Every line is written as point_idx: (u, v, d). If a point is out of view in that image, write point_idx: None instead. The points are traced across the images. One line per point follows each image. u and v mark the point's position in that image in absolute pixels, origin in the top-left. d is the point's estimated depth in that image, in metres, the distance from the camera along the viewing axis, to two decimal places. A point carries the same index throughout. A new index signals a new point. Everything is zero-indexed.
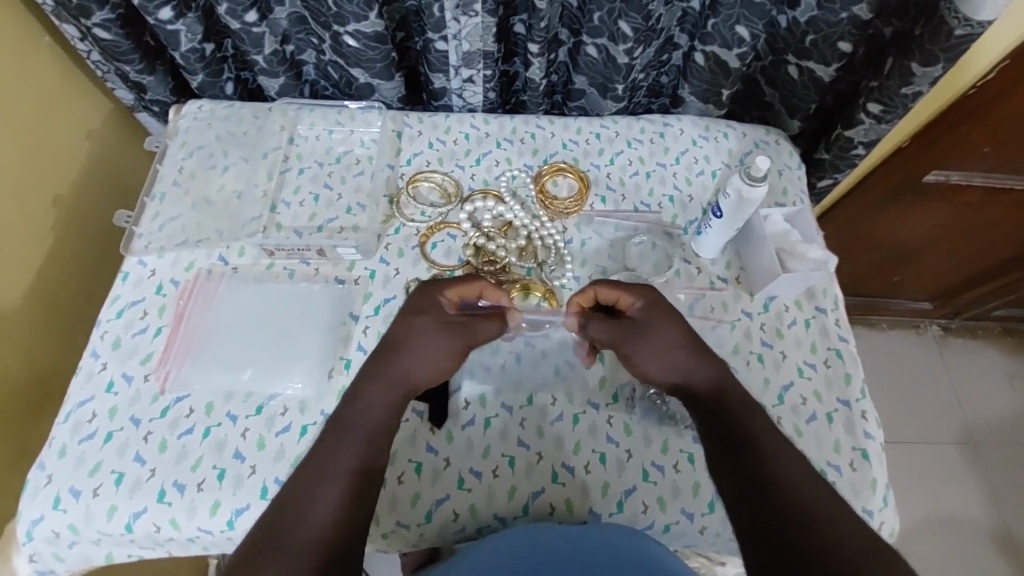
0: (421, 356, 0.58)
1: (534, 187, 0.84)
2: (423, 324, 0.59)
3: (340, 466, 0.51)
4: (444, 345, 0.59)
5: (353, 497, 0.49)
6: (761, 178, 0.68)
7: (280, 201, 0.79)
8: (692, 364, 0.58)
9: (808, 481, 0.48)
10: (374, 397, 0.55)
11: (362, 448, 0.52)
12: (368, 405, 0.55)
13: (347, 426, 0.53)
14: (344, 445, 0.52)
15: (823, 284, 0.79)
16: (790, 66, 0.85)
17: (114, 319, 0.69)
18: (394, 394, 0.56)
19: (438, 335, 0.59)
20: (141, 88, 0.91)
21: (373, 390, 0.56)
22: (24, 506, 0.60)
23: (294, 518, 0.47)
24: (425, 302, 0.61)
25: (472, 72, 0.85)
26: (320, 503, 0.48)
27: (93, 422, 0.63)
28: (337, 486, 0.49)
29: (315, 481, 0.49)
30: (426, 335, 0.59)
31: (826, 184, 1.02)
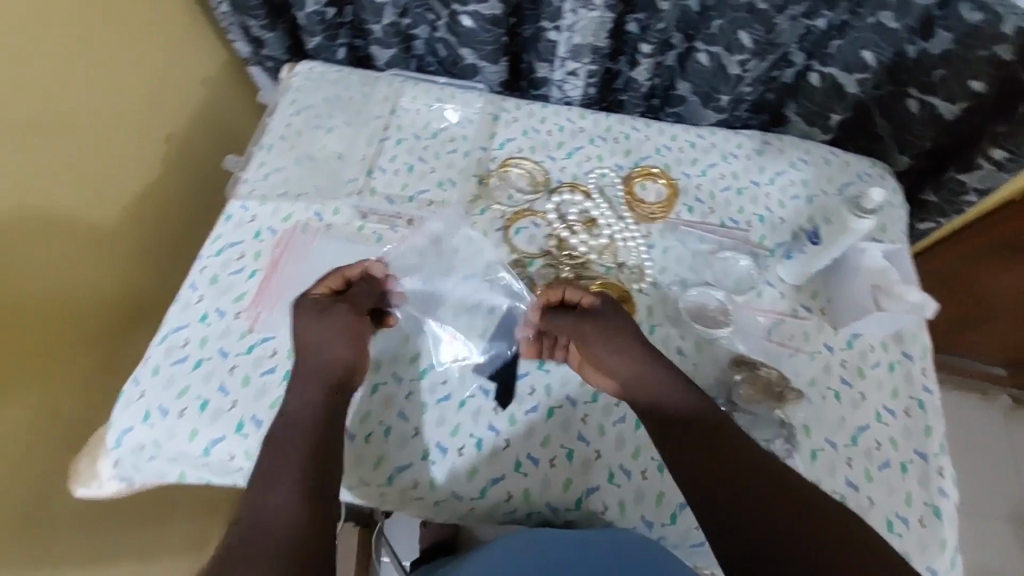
0: (336, 347, 0.63)
1: (623, 187, 0.83)
2: (311, 319, 0.64)
3: (290, 463, 0.57)
4: (348, 331, 0.64)
5: (305, 488, 0.56)
6: (870, 210, 0.68)
7: (377, 167, 0.82)
8: (665, 390, 0.63)
9: (767, 491, 0.55)
10: (312, 390, 0.62)
11: (301, 443, 0.59)
12: (305, 404, 0.61)
13: (290, 428, 0.59)
14: (293, 439, 0.59)
15: (913, 330, 0.75)
16: (911, 99, 0.81)
17: (214, 256, 0.73)
18: (328, 386, 0.62)
19: (332, 326, 0.64)
20: (259, 43, 0.96)
21: (306, 384, 0.62)
22: (116, 415, 0.65)
23: (257, 516, 0.54)
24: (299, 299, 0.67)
25: (578, 66, 0.86)
26: (277, 500, 0.55)
27: (185, 348, 0.68)
28: (293, 484, 0.56)
29: (268, 482, 0.56)
30: (319, 327, 0.64)
31: (928, 227, 0.99)
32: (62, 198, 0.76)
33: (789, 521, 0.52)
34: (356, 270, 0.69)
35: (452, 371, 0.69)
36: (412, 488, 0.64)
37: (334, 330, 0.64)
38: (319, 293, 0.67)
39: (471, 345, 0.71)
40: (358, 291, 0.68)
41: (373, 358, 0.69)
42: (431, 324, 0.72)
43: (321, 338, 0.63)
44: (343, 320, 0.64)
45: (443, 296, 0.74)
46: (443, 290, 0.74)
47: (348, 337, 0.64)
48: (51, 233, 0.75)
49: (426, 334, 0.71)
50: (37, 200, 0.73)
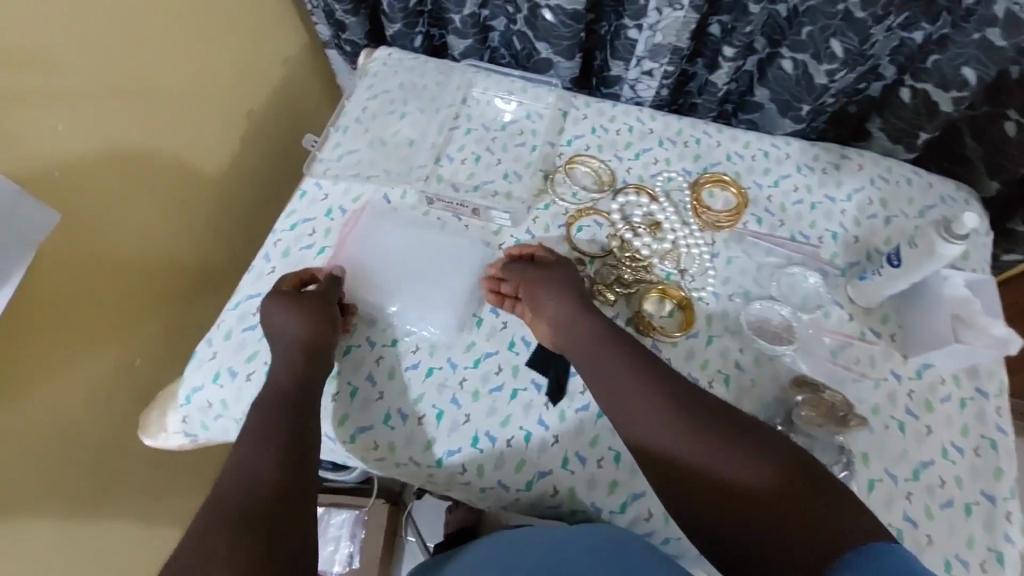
0: (295, 323, 0.64)
1: (690, 193, 0.82)
2: (272, 304, 0.66)
3: (262, 433, 0.56)
4: (305, 305, 0.65)
5: (278, 451, 0.55)
6: (961, 237, 0.61)
7: (445, 155, 0.83)
8: (632, 385, 0.60)
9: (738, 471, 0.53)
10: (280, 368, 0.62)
11: (275, 411, 0.58)
12: (280, 380, 0.61)
13: (267, 401, 0.59)
14: (264, 414, 0.58)
15: (990, 366, 0.71)
16: (1009, 121, 0.77)
17: (288, 231, 0.77)
18: (300, 360, 0.62)
19: (291, 306, 0.65)
20: (340, 27, 0.99)
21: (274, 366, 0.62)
22: (189, 373, 0.69)
23: (229, 478, 0.53)
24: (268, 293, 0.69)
25: (654, 66, 0.84)
26: (251, 465, 0.54)
27: (255, 316, 0.71)
28: (267, 448, 0.55)
29: (244, 448, 0.56)
30: (279, 310, 0.65)
31: (1014, 258, 0.94)
32: (150, 165, 0.81)
33: (779, 511, 0.49)
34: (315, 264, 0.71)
35: (506, 362, 0.70)
36: (460, 473, 0.65)
37: (292, 308, 0.65)
38: (287, 287, 0.68)
39: (527, 339, 0.71)
40: (322, 284, 0.69)
41: (429, 341, 0.70)
42: (490, 314, 0.72)
43: (281, 317, 0.64)
44: (303, 298, 0.65)
45: None
46: None
47: (308, 310, 0.64)
48: (140, 197, 0.80)
49: (483, 325, 0.72)
50: (127, 162, 0.77)
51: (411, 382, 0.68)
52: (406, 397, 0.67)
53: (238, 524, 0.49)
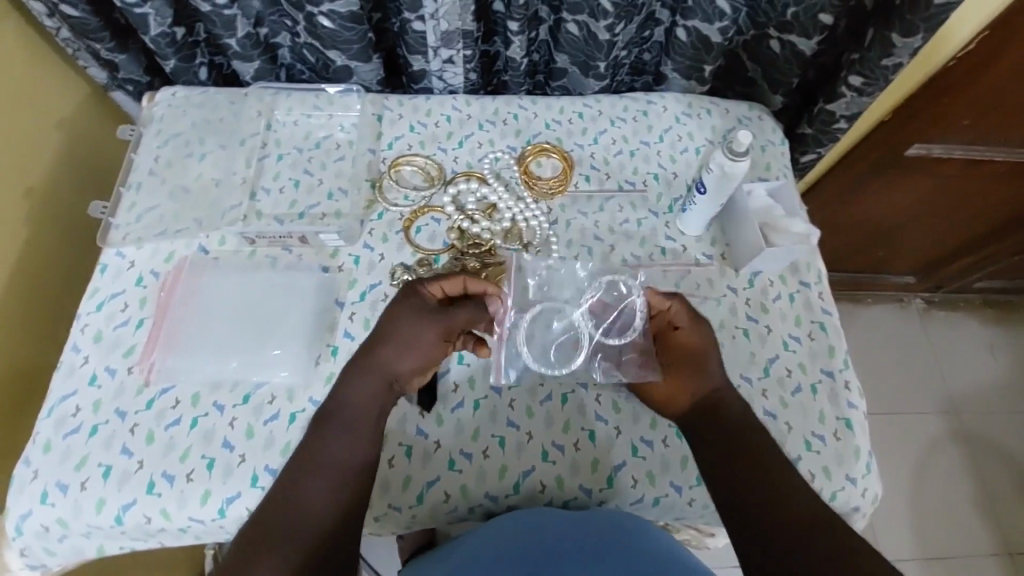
0: (409, 352, 0.59)
1: (518, 168, 0.83)
2: (404, 320, 0.59)
3: (329, 461, 0.55)
4: (429, 338, 0.59)
5: (336, 487, 0.54)
6: (742, 153, 0.69)
7: (260, 188, 0.78)
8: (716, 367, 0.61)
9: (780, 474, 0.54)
10: (371, 392, 0.58)
11: (353, 442, 0.56)
12: (355, 410, 0.57)
13: (338, 424, 0.57)
14: (336, 433, 0.56)
15: (807, 259, 0.79)
16: (772, 40, 0.85)
17: (95, 312, 0.69)
18: (377, 390, 0.58)
19: (414, 333, 0.59)
20: (113, 68, 0.90)
21: (362, 385, 0.58)
22: (11, 502, 0.60)
23: (292, 501, 0.53)
24: (406, 292, 0.62)
25: (452, 53, 0.84)
26: (311, 490, 0.53)
27: (77, 416, 0.63)
28: (331, 482, 0.54)
29: (308, 471, 0.54)
30: (404, 332, 0.59)
31: (810, 159, 1.03)
32: None
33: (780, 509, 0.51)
34: (478, 285, 0.64)
35: None
36: None
37: (413, 334, 0.59)
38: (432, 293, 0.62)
39: None
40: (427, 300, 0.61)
41: (285, 385, 0.66)
42: (343, 340, 0.69)
43: (407, 347, 0.59)
44: (430, 327, 0.59)
45: (350, 309, 0.71)
46: (349, 303, 0.71)
47: (432, 344, 0.59)
48: None
49: (340, 352, 0.68)
50: None
51: (272, 435, 0.63)
52: (270, 452, 0.62)
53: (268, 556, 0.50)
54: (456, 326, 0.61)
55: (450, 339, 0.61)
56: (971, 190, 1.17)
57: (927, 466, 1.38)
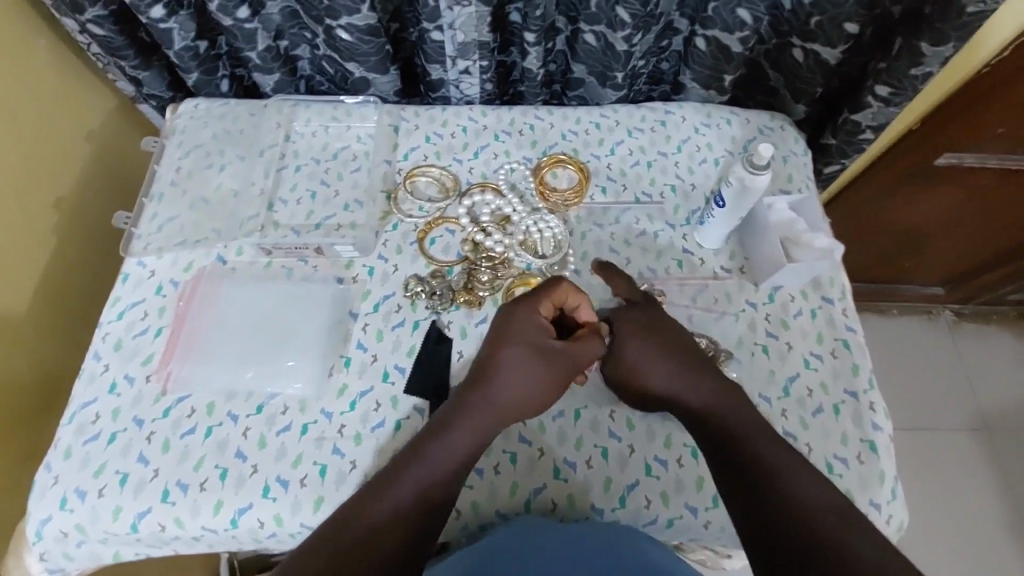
0: (527, 384, 0.58)
1: (533, 179, 0.82)
2: (515, 354, 0.58)
3: (415, 486, 0.53)
4: (551, 372, 0.58)
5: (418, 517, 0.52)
6: (762, 167, 0.68)
7: (278, 199, 0.79)
8: (673, 375, 0.61)
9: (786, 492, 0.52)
10: (467, 433, 0.56)
11: (446, 475, 0.54)
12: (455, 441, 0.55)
13: (433, 453, 0.55)
14: (423, 471, 0.54)
15: (830, 273, 0.77)
16: (795, 49, 0.83)
17: (116, 320, 0.70)
18: (486, 427, 0.57)
19: (535, 363, 0.58)
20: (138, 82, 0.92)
21: (464, 423, 0.56)
22: (31, 507, 0.61)
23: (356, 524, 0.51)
24: (524, 311, 0.61)
25: (469, 63, 0.84)
26: (386, 515, 0.51)
27: (96, 424, 0.64)
28: (417, 510, 0.52)
29: (384, 497, 0.52)
30: (521, 362, 0.58)
31: (835, 170, 1.00)
32: None
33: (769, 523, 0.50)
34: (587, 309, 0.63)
35: (383, 396, 0.67)
36: None
37: (533, 366, 0.58)
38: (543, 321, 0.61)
39: (400, 365, 0.69)
40: (547, 331, 0.60)
41: (299, 396, 0.66)
42: (356, 351, 0.69)
43: (529, 379, 0.58)
44: (555, 360, 0.59)
45: (364, 320, 0.71)
46: (363, 314, 0.72)
47: (555, 379, 0.58)
48: None
49: (352, 364, 0.68)
50: None
51: (284, 446, 0.63)
52: (282, 463, 0.62)
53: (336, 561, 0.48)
54: (580, 363, 0.60)
55: (570, 370, 0.60)
56: (1004, 201, 1.12)
57: (957, 489, 1.32)
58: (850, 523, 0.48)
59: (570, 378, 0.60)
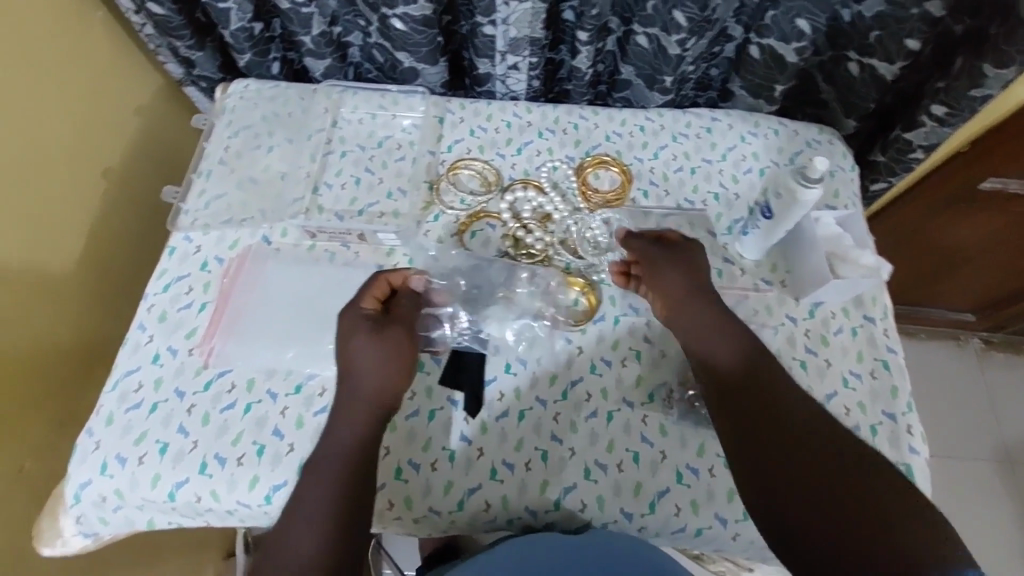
0: (377, 367, 0.59)
1: (576, 178, 0.82)
2: (357, 345, 0.60)
3: (315, 499, 0.53)
4: (390, 346, 0.61)
5: (332, 520, 0.53)
6: (815, 180, 0.66)
7: (323, 183, 0.80)
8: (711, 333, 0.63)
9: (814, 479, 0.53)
10: (346, 426, 0.57)
11: (341, 471, 0.55)
12: (335, 436, 0.57)
13: (322, 458, 0.56)
14: (319, 481, 0.54)
15: (873, 292, 0.76)
16: (851, 62, 0.82)
17: (161, 292, 0.71)
18: (363, 412, 0.58)
19: (373, 345, 0.60)
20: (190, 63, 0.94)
21: (341, 419, 0.57)
22: (73, 470, 0.62)
23: (281, 554, 0.51)
24: (346, 312, 0.63)
25: (518, 59, 0.84)
26: (302, 535, 0.52)
27: (139, 393, 0.65)
28: (328, 517, 0.52)
29: (296, 520, 0.52)
30: (363, 352, 0.60)
31: (880, 188, 0.99)
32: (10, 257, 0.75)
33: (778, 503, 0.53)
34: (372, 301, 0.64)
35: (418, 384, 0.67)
36: (388, 509, 0.63)
37: (383, 347, 0.60)
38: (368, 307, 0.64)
39: (437, 356, 0.70)
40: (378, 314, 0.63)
41: (335, 379, 0.67)
42: None
43: (378, 362, 0.60)
44: (386, 337, 0.61)
45: None
46: None
47: (396, 350, 0.61)
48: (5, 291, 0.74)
49: None
50: None
51: (320, 427, 0.64)
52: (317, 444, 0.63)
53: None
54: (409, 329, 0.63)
55: (405, 337, 0.62)
56: None
57: (977, 520, 1.30)
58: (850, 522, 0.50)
59: (409, 347, 0.62)
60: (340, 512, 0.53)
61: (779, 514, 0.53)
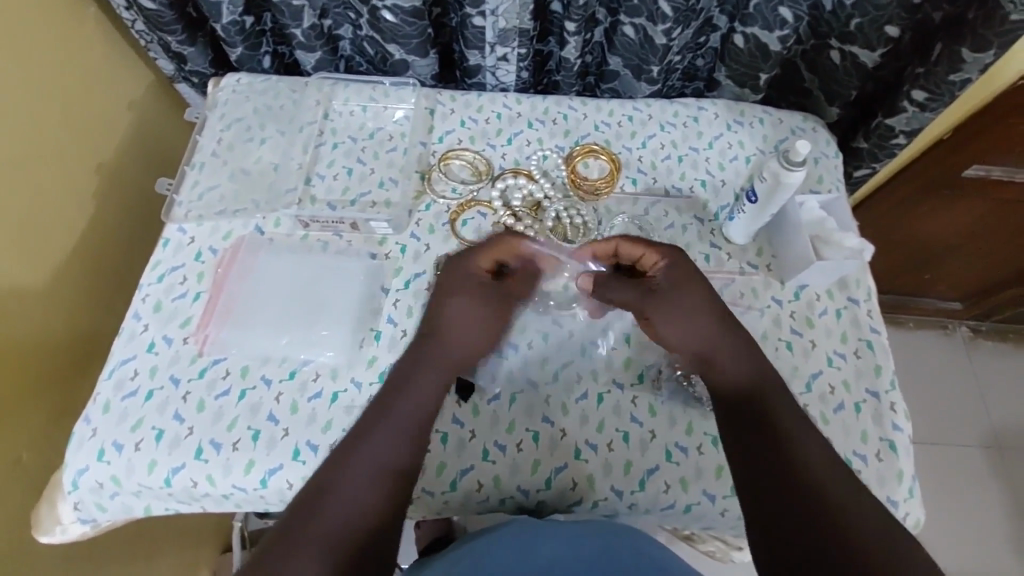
0: (470, 331, 0.61)
1: (565, 168, 0.83)
2: (455, 304, 0.61)
3: (386, 454, 0.52)
4: (488, 312, 0.63)
5: (398, 480, 0.52)
6: (798, 163, 0.68)
7: (315, 174, 0.81)
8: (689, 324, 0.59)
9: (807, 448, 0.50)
10: (421, 388, 0.57)
11: (411, 431, 0.54)
12: (414, 393, 0.56)
13: (394, 411, 0.55)
14: (390, 438, 0.53)
15: (856, 275, 0.77)
16: (833, 50, 0.84)
17: (155, 283, 0.72)
18: (435, 377, 0.58)
19: (475, 308, 0.62)
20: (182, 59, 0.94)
21: (418, 379, 0.57)
22: (69, 457, 0.63)
23: (338, 502, 0.49)
24: (458, 268, 0.63)
25: (507, 50, 0.85)
26: (368, 487, 0.50)
27: (135, 380, 0.66)
28: (394, 475, 0.51)
29: (354, 472, 0.51)
30: (461, 307, 0.61)
31: (864, 175, 1.01)
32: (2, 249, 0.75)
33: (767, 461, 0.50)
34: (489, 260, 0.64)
35: None
36: None
37: (469, 300, 0.62)
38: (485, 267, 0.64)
39: None
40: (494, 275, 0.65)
41: (330, 365, 0.68)
42: (386, 325, 0.71)
43: (466, 327, 0.61)
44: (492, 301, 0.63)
45: (395, 296, 0.73)
46: (394, 290, 0.73)
47: (493, 319, 0.63)
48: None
49: (382, 337, 0.70)
50: None
51: (315, 412, 0.65)
52: (312, 428, 0.64)
53: (313, 529, 0.47)
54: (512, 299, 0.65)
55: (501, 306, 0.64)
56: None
57: (964, 503, 1.32)
58: (832, 484, 0.48)
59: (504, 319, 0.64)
60: (405, 475, 0.52)
61: (762, 468, 0.50)
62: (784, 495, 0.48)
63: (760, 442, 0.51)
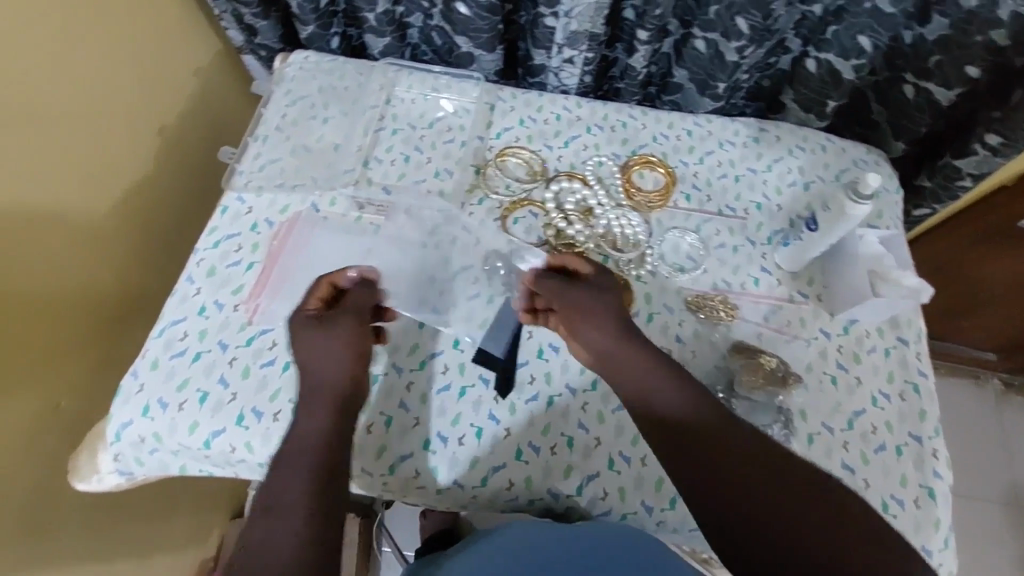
0: (332, 359, 0.60)
1: (621, 176, 0.83)
2: (303, 338, 0.61)
3: (297, 488, 0.53)
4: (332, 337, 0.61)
5: (316, 506, 0.52)
6: (866, 197, 0.67)
7: (373, 157, 0.81)
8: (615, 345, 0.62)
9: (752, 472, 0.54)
10: (307, 420, 0.57)
11: (308, 456, 0.55)
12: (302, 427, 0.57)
13: (289, 447, 0.56)
14: (293, 474, 0.54)
15: (909, 315, 0.76)
16: (907, 84, 0.82)
17: (211, 249, 0.73)
18: (325, 407, 0.58)
19: (316, 336, 0.61)
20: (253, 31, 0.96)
21: (304, 415, 0.58)
22: (115, 409, 0.65)
23: (263, 549, 0.50)
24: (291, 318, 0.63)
25: (575, 53, 0.85)
26: (286, 525, 0.51)
27: (184, 341, 0.67)
28: (311, 502, 0.52)
29: (274, 515, 0.51)
30: (305, 345, 0.60)
31: (924, 213, 0.99)
32: (65, 199, 0.77)
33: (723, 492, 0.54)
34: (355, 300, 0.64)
35: (452, 361, 0.69)
36: (415, 479, 0.64)
37: (330, 345, 0.60)
38: (314, 307, 0.63)
39: (471, 336, 0.71)
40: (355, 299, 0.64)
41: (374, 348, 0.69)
42: (431, 314, 0.71)
43: (321, 357, 0.60)
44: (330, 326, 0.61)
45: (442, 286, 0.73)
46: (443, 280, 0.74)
47: (354, 344, 0.61)
48: (59, 232, 0.76)
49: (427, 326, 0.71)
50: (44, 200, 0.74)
51: None
52: None
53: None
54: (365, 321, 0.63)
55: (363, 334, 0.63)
56: None
57: (980, 560, 1.29)
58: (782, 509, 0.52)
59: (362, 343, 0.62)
60: (321, 500, 0.53)
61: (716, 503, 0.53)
62: (741, 525, 0.52)
63: (713, 474, 0.55)
